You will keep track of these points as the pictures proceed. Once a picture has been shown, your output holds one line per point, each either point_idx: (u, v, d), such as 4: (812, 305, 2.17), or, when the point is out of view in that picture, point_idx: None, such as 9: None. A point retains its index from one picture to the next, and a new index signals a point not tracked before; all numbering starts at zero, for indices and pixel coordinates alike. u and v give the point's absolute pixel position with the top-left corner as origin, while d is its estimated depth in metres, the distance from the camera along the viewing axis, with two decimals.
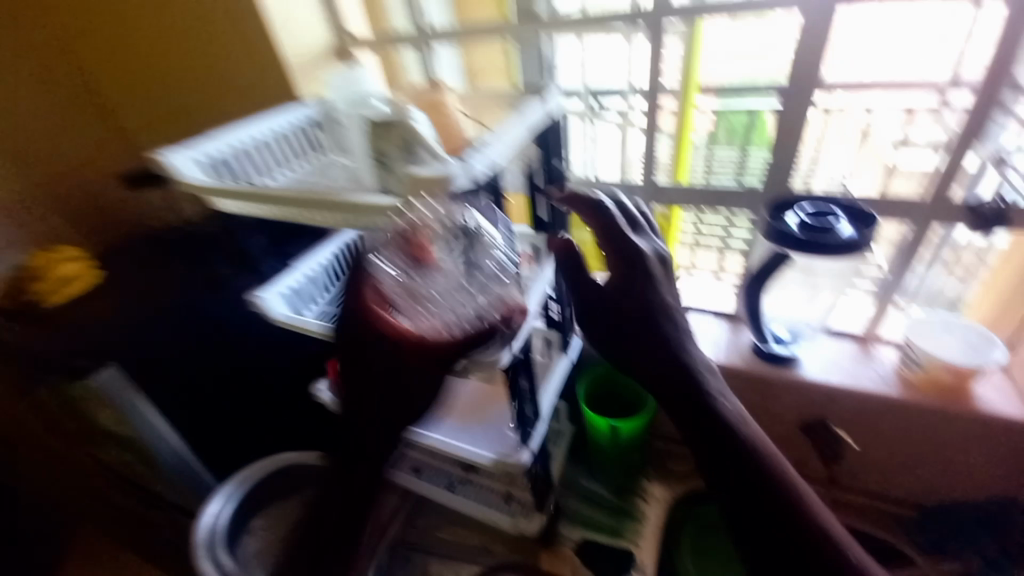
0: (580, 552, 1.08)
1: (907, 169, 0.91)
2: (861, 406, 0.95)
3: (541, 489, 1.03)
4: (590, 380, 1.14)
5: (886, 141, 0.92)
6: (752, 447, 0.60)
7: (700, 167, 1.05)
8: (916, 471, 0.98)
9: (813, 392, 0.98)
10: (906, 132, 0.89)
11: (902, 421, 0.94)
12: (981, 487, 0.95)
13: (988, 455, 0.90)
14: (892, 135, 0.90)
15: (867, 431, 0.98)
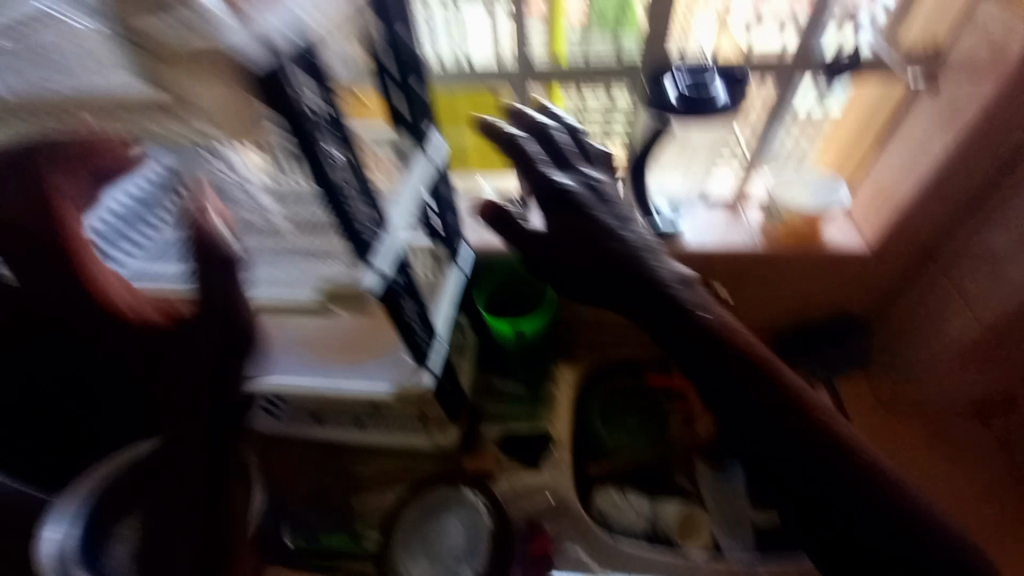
0: (501, 448, 1.08)
1: (761, 49, 0.89)
2: (734, 258, 1.01)
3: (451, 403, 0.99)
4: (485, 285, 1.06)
5: (741, 17, 0.87)
6: (723, 329, 0.55)
7: (576, 47, 0.92)
8: (779, 309, 1.10)
9: (694, 253, 1.01)
10: (759, 9, 0.86)
11: (767, 265, 1.02)
12: (826, 312, 1.09)
13: (832, 284, 1.03)
14: (746, 11, 0.86)
15: (739, 281, 1.06)
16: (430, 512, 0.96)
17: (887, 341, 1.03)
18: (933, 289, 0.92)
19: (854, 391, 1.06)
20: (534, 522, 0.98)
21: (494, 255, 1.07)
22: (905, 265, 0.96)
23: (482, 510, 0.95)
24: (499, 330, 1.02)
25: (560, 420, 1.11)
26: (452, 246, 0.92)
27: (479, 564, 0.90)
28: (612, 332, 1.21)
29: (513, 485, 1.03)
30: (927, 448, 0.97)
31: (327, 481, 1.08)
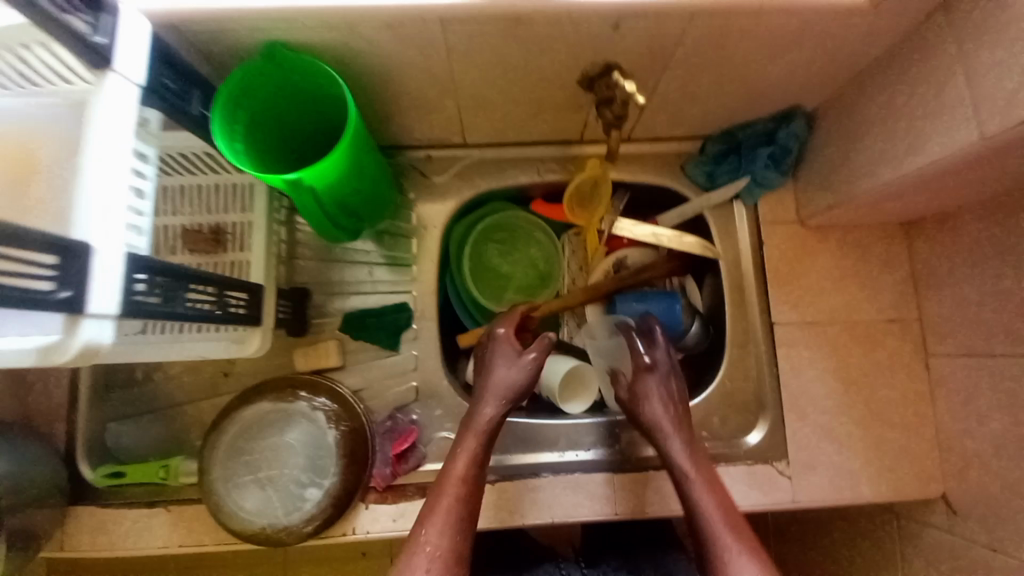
0: (344, 330, 0.83)
1: None
2: (655, 27, 0.60)
3: (237, 310, 0.66)
4: (240, 103, 0.60)
5: None
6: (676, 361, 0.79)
7: None
8: (709, 103, 0.77)
9: (592, 20, 0.58)
10: None
11: (703, 36, 0.62)
12: (768, 102, 0.78)
13: (792, 59, 0.68)
14: None
15: (661, 64, 0.67)
16: (253, 433, 0.73)
17: (834, 144, 0.77)
18: (926, 68, 0.61)
19: (774, 209, 0.86)
20: (399, 412, 0.80)
21: (241, 36, 0.57)
22: (899, 25, 0.62)
23: (323, 421, 0.74)
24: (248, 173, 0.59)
25: (422, 282, 0.86)
26: (69, 30, 0.42)
27: (328, 480, 0.72)
28: (490, 150, 0.88)
29: (366, 374, 0.82)
30: (838, 268, 0.85)
31: (131, 399, 0.83)
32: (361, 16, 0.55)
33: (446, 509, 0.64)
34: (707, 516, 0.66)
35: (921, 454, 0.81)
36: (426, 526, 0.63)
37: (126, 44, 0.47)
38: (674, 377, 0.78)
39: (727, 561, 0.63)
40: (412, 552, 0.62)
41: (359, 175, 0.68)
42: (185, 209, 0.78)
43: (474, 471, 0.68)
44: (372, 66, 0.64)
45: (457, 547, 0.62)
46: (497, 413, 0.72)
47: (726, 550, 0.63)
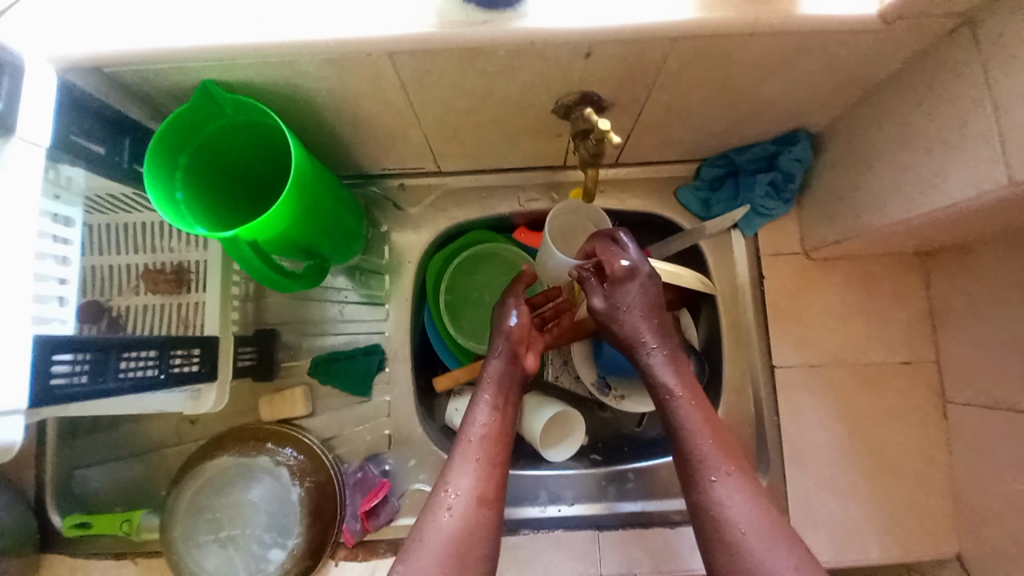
0: (313, 374, 0.79)
1: None
2: (631, 55, 0.53)
3: (189, 368, 0.62)
4: (177, 148, 0.55)
5: None
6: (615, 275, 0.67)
7: None
8: (700, 127, 0.70)
9: (558, 49, 0.51)
10: None
11: (687, 62, 0.55)
12: (768, 125, 0.70)
13: (791, 82, 0.60)
14: None
15: (642, 92, 0.60)
16: (216, 488, 0.70)
17: (841, 171, 0.69)
18: (946, 93, 0.53)
19: (776, 239, 0.79)
20: (369, 463, 0.76)
21: (170, 76, 0.52)
22: (915, 44, 0.54)
23: (287, 478, 0.70)
24: (172, 224, 0.52)
25: (393, 321, 0.81)
26: None
27: (291, 541, 0.68)
28: (467, 177, 0.82)
29: (337, 420, 0.78)
30: (844, 305, 0.78)
31: (103, 443, 0.79)
32: (296, 52, 0.49)
33: (469, 455, 0.60)
34: (693, 442, 0.60)
35: (935, 509, 0.74)
36: (447, 484, 0.58)
37: (28, 110, 0.44)
38: (654, 285, 0.66)
39: (704, 484, 0.57)
40: (433, 509, 0.57)
41: (313, 221, 0.62)
42: (148, 244, 0.70)
43: (496, 425, 0.63)
44: (320, 100, 0.58)
45: (484, 489, 0.58)
46: (509, 363, 0.68)
47: (704, 467, 0.58)
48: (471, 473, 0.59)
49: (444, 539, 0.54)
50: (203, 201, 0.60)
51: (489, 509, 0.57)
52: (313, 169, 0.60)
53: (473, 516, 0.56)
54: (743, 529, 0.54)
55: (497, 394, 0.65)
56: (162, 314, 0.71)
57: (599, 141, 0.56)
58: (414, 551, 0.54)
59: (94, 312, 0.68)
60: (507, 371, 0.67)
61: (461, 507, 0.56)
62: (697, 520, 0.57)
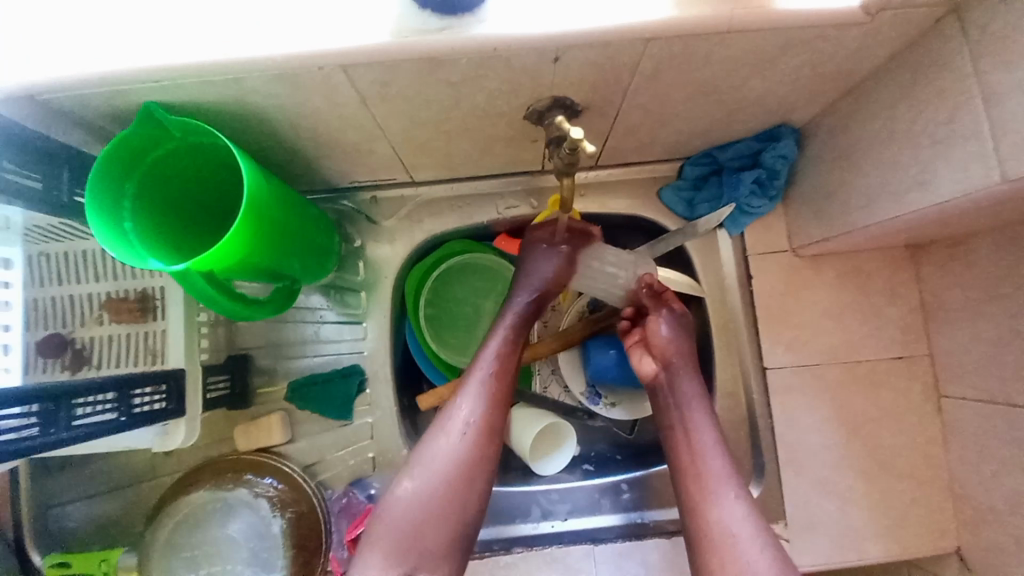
0: (291, 399, 0.76)
1: None
2: (602, 59, 0.50)
3: (153, 406, 0.59)
4: (122, 176, 0.52)
5: None
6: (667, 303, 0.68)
7: None
8: (681, 127, 0.67)
9: (525, 56, 0.48)
10: None
11: (662, 63, 0.52)
12: (751, 122, 0.68)
13: (773, 78, 0.58)
14: None
15: (617, 95, 0.57)
16: (194, 524, 0.67)
17: (828, 167, 0.67)
18: (933, 87, 0.51)
19: (763, 237, 0.77)
20: (354, 488, 0.74)
21: (107, 100, 0.48)
22: (899, 36, 0.52)
23: (268, 510, 0.68)
24: (121, 260, 0.49)
25: (373, 339, 0.78)
26: None
27: (275, 574, 0.66)
28: (443, 186, 0.79)
29: (318, 446, 0.76)
30: (835, 302, 0.76)
31: (78, 480, 0.76)
32: (243, 70, 0.46)
33: (475, 386, 0.61)
34: (705, 464, 0.60)
35: (932, 505, 0.73)
36: (453, 408, 0.60)
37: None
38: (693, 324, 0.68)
39: (715, 504, 0.58)
40: (439, 432, 0.59)
41: (277, 246, 0.59)
42: (110, 270, 0.65)
43: (508, 360, 0.63)
44: (276, 118, 0.55)
45: (489, 420, 0.59)
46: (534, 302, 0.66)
47: (716, 489, 0.58)
48: (480, 398, 0.60)
49: (448, 460, 0.57)
50: (157, 229, 0.56)
51: (491, 437, 0.59)
52: (272, 189, 0.57)
53: (476, 443, 0.58)
54: (748, 549, 0.54)
55: (515, 330, 0.65)
56: (127, 345, 0.65)
57: (573, 150, 0.52)
58: (420, 468, 0.57)
59: (55, 345, 0.62)
60: (529, 310, 0.66)
61: (464, 433, 0.58)
62: (697, 540, 0.57)
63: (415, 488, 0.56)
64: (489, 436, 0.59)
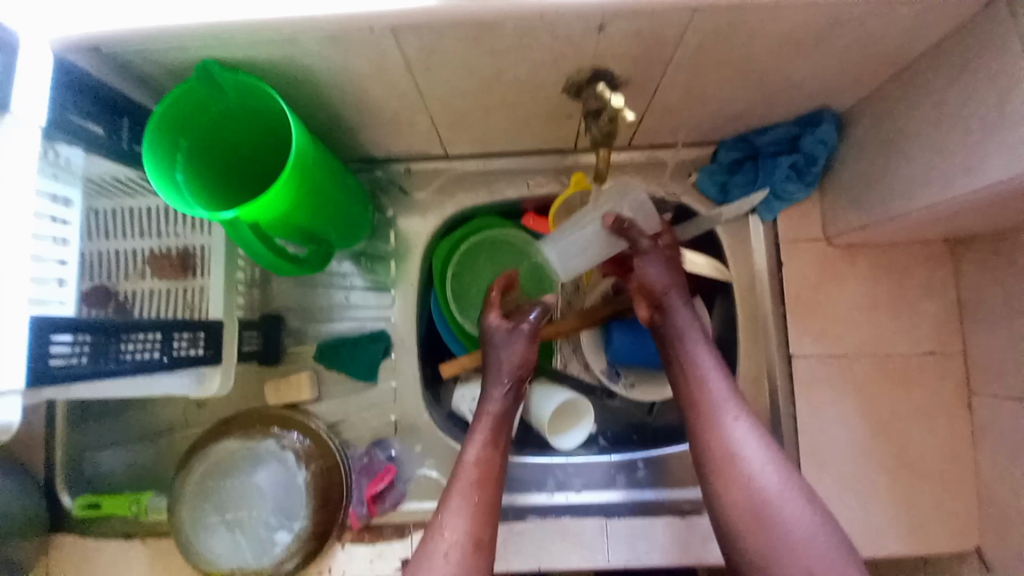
0: (319, 360, 0.78)
1: None
2: (646, 30, 0.50)
3: (192, 352, 0.62)
4: (175, 130, 0.54)
5: None
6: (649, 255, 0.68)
7: None
8: (719, 108, 0.67)
9: (570, 24, 0.49)
10: None
11: (706, 37, 0.52)
12: (791, 106, 0.67)
13: (817, 59, 0.57)
14: None
15: (657, 70, 0.57)
16: (222, 471, 0.70)
17: (869, 155, 0.65)
18: (985, 70, 0.50)
19: (796, 225, 0.76)
20: (375, 448, 0.76)
21: (167, 53, 0.51)
22: (953, 18, 0.50)
23: (292, 462, 0.70)
24: (172, 206, 0.51)
25: (399, 307, 0.80)
26: None
27: (297, 523, 0.69)
28: (475, 161, 0.80)
29: (343, 406, 0.78)
30: (867, 295, 0.74)
31: (111, 427, 0.80)
32: (296, 29, 0.47)
33: (462, 501, 0.60)
34: (708, 386, 0.61)
35: (958, 507, 0.71)
36: (443, 526, 0.58)
37: (21, 83, 0.45)
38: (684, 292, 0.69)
39: (721, 424, 0.58)
40: (430, 553, 0.56)
41: (314, 209, 0.61)
42: (153, 228, 0.68)
43: (485, 459, 0.63)
44: (322, 80, 0.56)
45: (481, 535, 0.58)
46: (512, 401, 0.68)
47: (721, 411, 0.59)
48: (465, 513, 0.59)
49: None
50: (204, 182, 0.58)
51: (484, 555, 0.57)
52: (315, 147, 0.59)
53: (471, 562, 0.56)
54: (759, 467, 0.56)
55: (494, 432, 0.65)
56: (168, 299, 0.69)
57: (613, 121, 0.54)
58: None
59: (100, 297, 0.65)
60: (507, 409, 0.67)
61: (458, 551, 0.57)
62: (709, 465, 0.58)
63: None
64: (480, 550, 0.57)
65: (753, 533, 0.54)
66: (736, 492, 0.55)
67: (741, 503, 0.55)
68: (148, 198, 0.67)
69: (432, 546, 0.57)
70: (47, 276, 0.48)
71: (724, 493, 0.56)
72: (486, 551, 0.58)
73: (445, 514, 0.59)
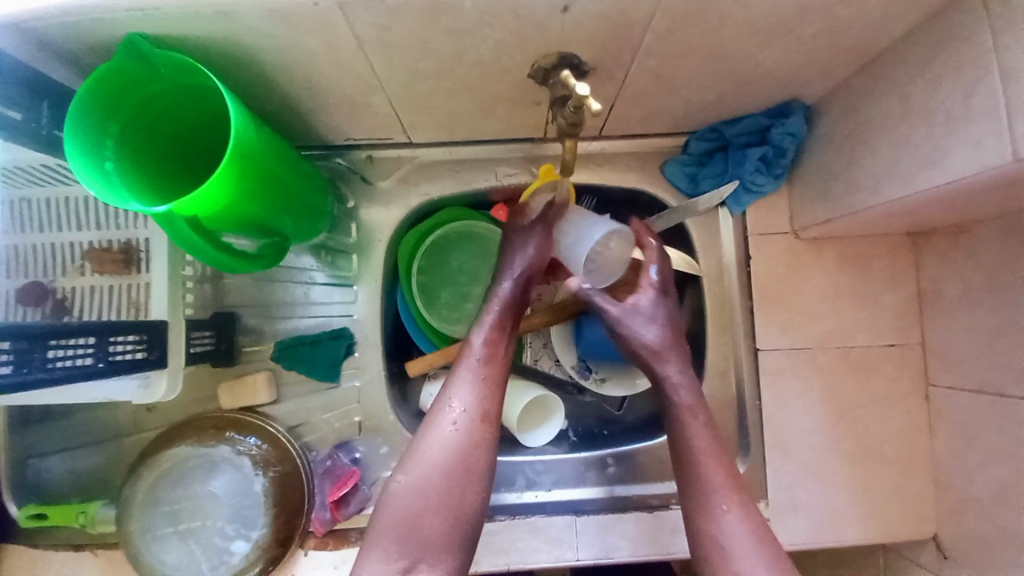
0: (277, 360, 0.74)
1: None
2: (613, 12, 0.48)
3: (132, 355, 0.58)
4: (102, 114, 0.49)
5: None
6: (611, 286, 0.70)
7: None
8: (689, 96, 0.65)
9: (533, 2, 0.46)
10: None
11: (675, 21, 0.50)
12: (761, 96, 0.66)
13: (786, 48, 0.56)
14: None
15: (626, 55, 0.55)
16: (174, 479, 0.67)
17: (836, 147, 0.65)
18: (951, 61, 0.49)
19: (765, 217, 0.76)
20: (339, 450, 0.74)
21: (89, 30, 0.46)
22: (921, 6, 0.50)
23: (250, 468, 0.67)
24: (101, 199, 0.47)
25: (363, 303, 0.77)
26: None
27: (255, 532, 0.66)
28: (440, 149, 0.76)
29: (304, 407, 0.75)
30: (832, 287, 0.75)
31: (56, 432, 0.75)
32: (234, 0, 0.43)
33: (472, 374, 0.60)
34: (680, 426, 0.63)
35: (913, 492, 0.74)
36: (450, 399, 0.59)
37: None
38: (675, 310, 0.68)
39: (711, 506, 0.58)
40: (435, 421, 0.58)
41: (265, 195, 0.57)
42: (92, 220, 0.62)
43: (497, 343, 0.62)
44: (267, 59, 0.52)
45: (486, 407, 0.59)
46: (522, 291, 0.65)
47: (714, 489, 0.59)
48: (472, 386, 0.60)
49: (446, 448, 0.56)
50: (140, 171, 0.54)
51: (489, 426, 0.58)
52: (262, 132, 0.55)
53: (475, 429, 0.57)
54: (742, 547, 0.55)
55: (504, 316, 0.64)
56: (112, 296, 0.64)
57: (578, 109, 0.51)
58: (414, 462, 0.56)
59: (36, 294, 0.61)
60: (518, 297, 0.65)
61: (463, 421, 0.58)
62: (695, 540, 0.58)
63: (411, 482, 0.55)
64: (487, 422, 0.58)
65: None
66: (717, 571, 0.55)
67: (713, 538, 0.57)
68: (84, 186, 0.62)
69: (437, 417, 0.58)
70: None
71: (699, 527, 0.58)
72: (493, 425, 0.59)
73: (453, 387, 0.60)
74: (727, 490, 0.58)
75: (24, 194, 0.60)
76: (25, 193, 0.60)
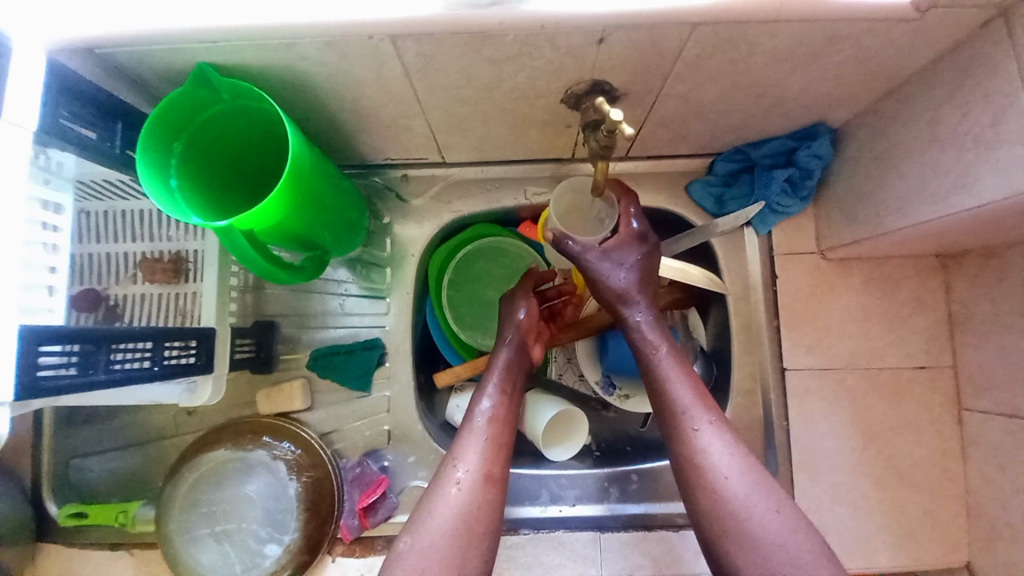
0: (312, 368, 0.77)
1: None
2: (646, 43, 0.50)
3: (184, 360, 0.61)
4: (169, 135, 0.53)
5: None
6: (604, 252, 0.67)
7: None
8: (716, 120, 0.67)
9: (571, 34, 0.49)
10: None
11: (705, 50, 0.52)
12: (788, 120, 0.68)
13: (813, 74, 0.57)
14: None
15: (656, 82, 0.57)
16: (212, 481, 0.69)
17: (863, 169, 0.66)
18: (979, 88, 0.50)
19: (791, 237, 0.77)
20: (368, 458, 0.75)
21: (164, 58, 0.50)
22: (947, 36, 0.51)
23: (285, 473, 0.69)
24: (164, 210, 0.51)
25: (395, 315, 0.80)
26: None
27: (287, 536, 0.68)
28: (472, 168, 0.79)
29: (336, 415, 0.77)
30: (860, 307, 0.75)
31: (100, 434, 0.79)
32: (294, 34, 0.47)
33: (479, 437, 0.60)
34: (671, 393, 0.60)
35: (947, 520, 0.72)
36: (457, 459, 0.58)
37: (12, 85, 0.44)
38: (655, 254, 0.66)
39: (686, 435, 0.57)
40: (442, 483, 0.57)
41: (306, 212, 0.59)
42: (145, 233, 0.67)
43: (503, 407, 0.63)
44: (320, 85, 0.56)
45: (492, 468, 0.58)
46: (517, 353, 0.68)
47: (690, 414, 0.58)
48: (478, 449, 0.59)
49: (452, 511, 0.55)
50: (198, 188, 0.58)
51: (494, 487, 0.57)
52: (312, 153, 0.58)
53: (480, 491, 0.56)
54: (726, 475, 0.55)
55: (505, 379, 0.66)
56: (161, 304, 0.68)
57: (610, 133, 0.53)
58: (424, 522, 0.55)
59: (90, 300, 0.65)
60: (515, 361, 0.67)
61: (470, 482, 0.57)
62: (681, 473, 0.57)
63: (419, 542, 0.54)
64: (491, 483, 0.57)
65: (737, 553, 0.52)
66: (704, 500, 0.54)
67: (716, 514, 0.54)
68: (141, 201, 0.66)
69: (443, 481, 0.57)
70: (39, 286, 0.47)
71: (698, 502, 0.55)
72: (501, 504, 0.58)
73: (457, 453, 0.59)
74: (698, 419, 0.58)
75: (84, 206, 0.63)
76: (86, 205, 0.63)
